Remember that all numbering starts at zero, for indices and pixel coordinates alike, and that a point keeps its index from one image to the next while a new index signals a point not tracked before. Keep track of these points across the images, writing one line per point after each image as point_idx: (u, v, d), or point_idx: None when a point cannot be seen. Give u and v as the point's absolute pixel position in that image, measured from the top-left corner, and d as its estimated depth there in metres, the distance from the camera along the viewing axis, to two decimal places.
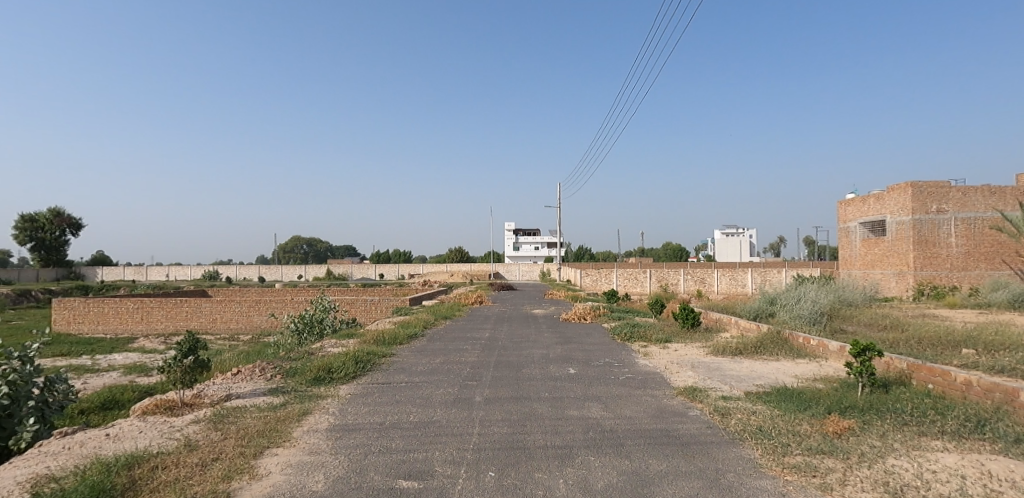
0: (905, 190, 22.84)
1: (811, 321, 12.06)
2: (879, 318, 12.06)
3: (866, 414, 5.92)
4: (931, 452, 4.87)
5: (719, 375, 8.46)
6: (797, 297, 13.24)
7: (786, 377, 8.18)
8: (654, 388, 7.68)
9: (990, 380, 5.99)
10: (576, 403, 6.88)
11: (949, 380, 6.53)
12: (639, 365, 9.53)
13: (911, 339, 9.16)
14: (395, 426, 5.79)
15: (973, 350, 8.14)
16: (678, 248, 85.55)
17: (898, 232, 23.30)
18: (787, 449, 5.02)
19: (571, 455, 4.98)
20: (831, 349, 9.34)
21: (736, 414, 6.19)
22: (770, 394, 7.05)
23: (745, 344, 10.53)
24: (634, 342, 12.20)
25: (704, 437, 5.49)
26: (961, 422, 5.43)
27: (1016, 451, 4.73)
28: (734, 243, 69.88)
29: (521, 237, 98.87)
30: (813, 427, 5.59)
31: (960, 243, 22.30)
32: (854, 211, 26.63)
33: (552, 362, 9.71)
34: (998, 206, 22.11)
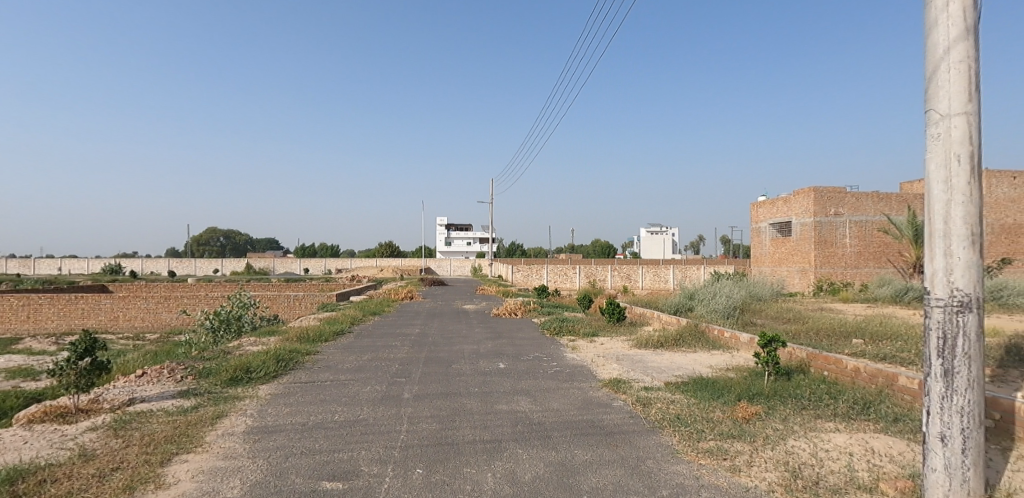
0: (808, 194, 24.69)
1: (725, 315, 12.87)
2: (784, 312, 12.98)
3: (771, 400, 6.41)
4: (824, 433, 5.35)
5: (641, 367, 8.86)
6: (713, 293, 14.09)
7: (702, 368, 8.71)
8: (581, 381, 7.90)
9: (875, 366, 6.60)
10: (506, 397, 6.98)
11: (842, 368, 7.16)
12: (567, 358, 9.76)
13: (810, 331, 9.98)
14: (319, 426, 5.66)
15: (862, 339, 8.99)
16: (606, 245, 88.05)
17: (802, 232, 25.17)
18: (701, 435, 5.36)
19: (499, 448, 5.07)
20: (743, 341, 10.02)
21: (656, 404, 6.52)
22: (688, 384, 7.46)
23: (666, 337, 11.06)
24: (563, 336, 12.50)
25: (627, 427, 5.75)
26: (850, 405, 6.00)
27: (894, 429, 5.30)
28: (658, 241, 73.68)
29: (454, 232, 98.90)
30: (725, 414, 5.99)
31: (854, 243, 24.40)
32: (765, 212, 28.33)
33: (483, 357, 9.77)
34: (885, 210, 24.43)
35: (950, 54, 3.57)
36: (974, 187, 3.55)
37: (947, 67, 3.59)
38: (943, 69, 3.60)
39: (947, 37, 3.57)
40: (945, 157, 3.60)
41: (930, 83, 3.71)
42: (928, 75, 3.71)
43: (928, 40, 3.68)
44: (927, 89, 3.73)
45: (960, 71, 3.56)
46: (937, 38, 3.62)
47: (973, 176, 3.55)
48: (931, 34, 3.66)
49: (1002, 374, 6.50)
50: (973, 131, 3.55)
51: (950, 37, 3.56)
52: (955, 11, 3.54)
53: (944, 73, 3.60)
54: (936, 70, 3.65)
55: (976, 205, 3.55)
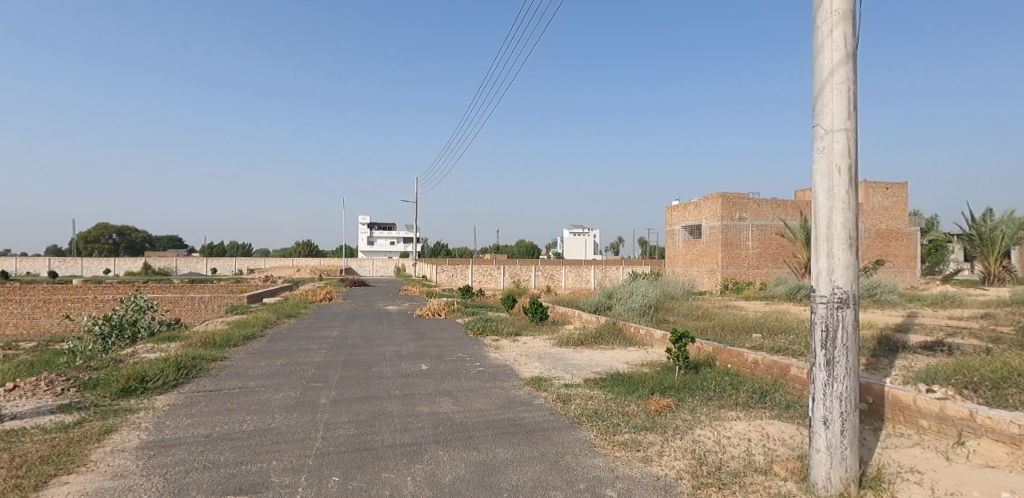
0: (716, 200, 26.29)
1: (640, 313, 13.46)
2: (693, 309, 13.77)
3: (680, 392, 6.78)
4: (727, 421, 5.74)
5: (562, 365, 9.09)
6: (630, 292, 14.71)
7: (619, 364, 9.06)
8: (503, 380, 7.99)
9: (771, 358, 7.16)
10: (427, 398, 6.93)
11: (743, 360, 7.71)
12: (489, 358, 9.84)
13: (716, 327, 10.65)
14: (225, 437, 5.37)
15: (761, 334, 9.72)
16: (530, 245, 89.25)
17: (710, 235, 26.75)
18: (617, 428, 5.59)
19: (419, 451, 5.05)
20: (656, 337, 10.55)
21: (575, 400, 6.72)
22: (605, 379, 7.75)
23: (586, 335, 11.40)
24: (486, 336, 12.57)
25: (547, 423, 5.89)
26: (750, 394, 6.48)
27: (786, 415, 5.79)
28: (580, 242, 75.72)
29: (376, 231, 96.67)
30: (639, 407, 6.28)
31: (755, 245, 26.27)
32: (677, 215, 29.81)
33: (404, 359, 9.64)
34: (782, 216, 26.50)
35: (833, 76, 3.95)
36: (852, 195, 3.95)
37: (831, 88, 3.97)
38: (827, 89, 3.98)
39: (831, 61, 3.95)
40: (828, 168, 3.98)
41: (817, 101, 4.08)
42: (816, 94, 4.09)
43: (816, 62, 4.06)
44: (814, 107, 4.11)
45: (841, 92, 3.95)
46: (823, 61, 4.00)
47: (851, 186, 3.95)
48: (818, 57, 4.04)
49: (876, 362, 7.27)
50: (852, 146, 3.95)
51: (834, 61, 3.95)
52: (838, 37, 3.93)
53: (829, 92, 3.98)
54: (822, 89, 4.03)
55: (854, 212, 3.96)
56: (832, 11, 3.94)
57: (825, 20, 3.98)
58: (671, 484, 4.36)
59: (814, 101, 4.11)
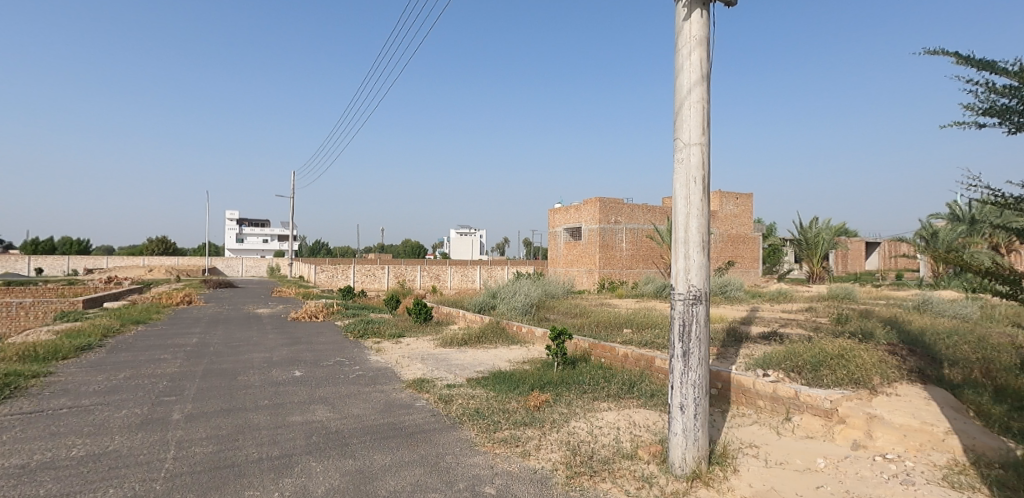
0: (595, 204, 27.65)
1: (523, 311, 13.77)
2: (572, 307, 14.37)
3: (558, 387, 7.02)
4: (599, 412, 6.04)
5: (445, 365, 9.02)
6: (514, 291, 15.00)
7: (501, 362, 9.20)
8: (383, 384, 7.76)
9: (639, 351, 7.66)
10: (299, 407, 6.53)
11: (615, 354, 8.16)
12: (370, 361, 9.51)
13: (592, 324, 11.19)
14: (49, 466, 4.65)
15: (631, 329, 10.38)
16: (415, 245, 87.98)
17: (589, 237, 28.10)
18: (497, 426, 5.64)
19: (289, 464, 4.73)
20: (537, 334, 10.85)
21: (457, 400, 6.70)
22: (487, 378, 7.80)
23: (469, 335, 11.43)
24: (367, 339, 12.14)
25: (427, 425, 5.81)
26: (620, 386, 6.88)
27: (651, 403, 6.22)
28: (467, 242, 76.16)
29: (247, 228, 89.77)
30: (519, 404, 6.40)
31: (629, 247, 28.07)
32: (560, 218, 30.94)
33: (274, 366, 9.01)
34: (652, 220, 28.55)
35: (690, 94, 4.31)
36: (705, 203, 4.33)
37: (689, 105, 4.32)
38: (685, 106, 4.34)
39: (689, 81, 4.31)
40: (686, 179, 4.33)
41: (677, 117, 4.42)
42: (676, 110, 4.43)
43: (677, 82, 4.40)
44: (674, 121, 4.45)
45: (697, 109, 4.31)
46: (682, 81, 4.35)
47: (705, 195, 4.33)
48: (678, 77, 4.39)
49: (725, 352, 8.07)
50: (705, 158, 4.33)
51: (691, 81, 4.31)
52: (696, 60, 4.29)
53: (687, 110, 4.34)
54: (681, 106, 4.38)
55: (706, 218, 4.34)
56: (691, 36, 4.30)
57: (684, 43, 4.33)
58: (547, 476, 4.49)
59: (674, 116, 4.45)
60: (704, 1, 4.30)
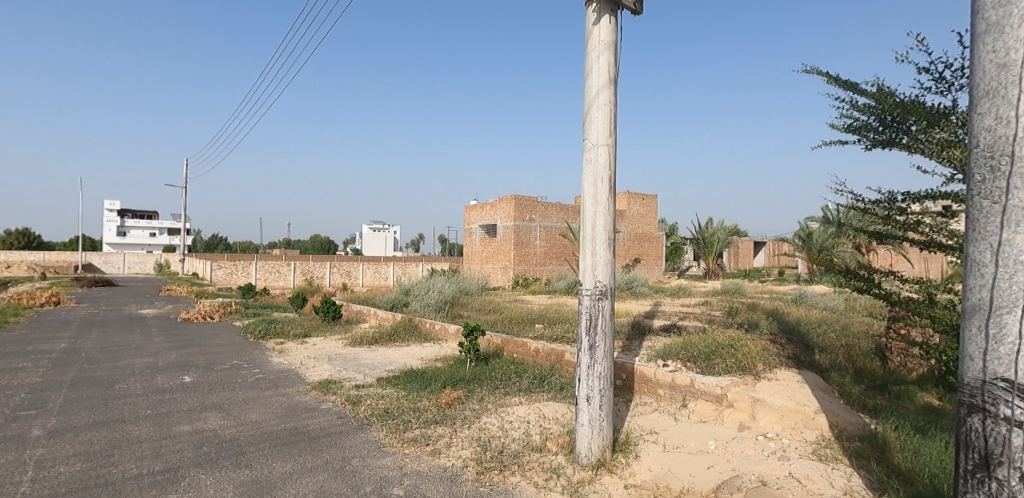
0: (510, 202, 27.87)
1: (436, 308, 13.63)
2: (486, 304, 14.42)
3: (470, 384, 7.00)
4: (511, 407, 6.10)
5: (353, 365, 8.73)
6: (427, 289, 14.80)
7: (413, 360, 9.04)
8: (285, 387, 7.37)
9: (550, 346, 7.82)
10: (189, 416, 6.05)
11: (527, 350, 8.28)
12: (271, 364, 9.00)
13: (505, 320, 11.29)
14: None
15: (543, 325, 10.58)
16: (324, 241, 84.54)
17: (504, 234, 28.30)
18: (407, 425, 5.53)
19: (174, 478, 4.37)
20: (450, 332, 10.78)
21: (365, 401, 6.49)
22: (398, 377, 7.63)
23: (381, 333, 11.14)
24: (269, 340, 11.49)
25: (333, 429, 5.59)
26: (532, 380, 6.99)
27: (561, 396, 6.38)
28: (380, 238, 74.38)
29: (133, 221, 82.08)
30: (430, 402, 6.31)
31: (542, 245, 28.62)
32: (475, 215, 30.92)
33: (160, 372, 8.28)
34: (565, 219, 29.28)
35: (599, 96, 4.44)
36: (611, 203, 4.48)
37: (597, 107, 4.45)
38: (595, 107, 4.45)
39: (598, 83, 4.43)
40: (594, 178, 4.46)
41: (586, 118, 4.53)
42: (585, 111, 4.54)
43: (586, 83, 4.51)
44: (583, 122, 4.56)
45: (604, 112, 4.45)
46: (591, 82, 4.47)
47: (611, 195, 4.48)
48: (588, 78, 4.50)
49: (630, 344, 8.44)
50: (612, 159, 4.48)
51: (600, 83, 4.44)
52: (604, 64, 4.43)
53: (595, 111, 4.46)
54: (590, 107, 4.49)
55: (612, 217, 4.49)
56: (600, 40, 4.42)
57: (594, 47, 4.45)
58: (457, 473, 4.46)
59: (583, 117, 4.56)
60: (613, 7, 4.45)
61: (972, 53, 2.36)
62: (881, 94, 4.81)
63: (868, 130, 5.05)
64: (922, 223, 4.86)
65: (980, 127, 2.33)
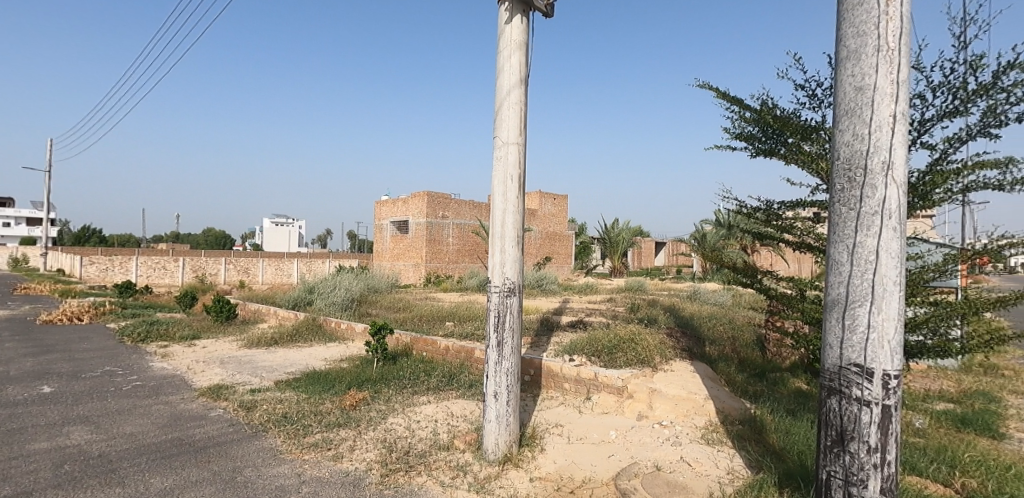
0: (423, 198, 27.47)
1: (343, 307, 13.17)
2: (395, 302, 14.13)
3: (376, 384, 6.83)
4: (418, 406, 6.02)
5: (249, 368, 8.22)
6: (332, 286, 14.24)
7: (316, 361, 8.68)
8: (169, 394, 6.79)
9: (459, 343, 7.81)
10: (51, 431, 5.41)
11: (436, 348, 8.21)
12: (153, 369, 8.27)
13: (415, 318, 11.12)
14: None
15: (453, 322, 10.55)
16: (220, 235, 78.95)
17: (416, 231, 27.85)
18: (307, 430, 5.29)
19: None
20: (357, 331, 10.46)
21: (261, 406, 6.13)
22: (299, 379, 7.28)
23: (281, 333, 10.58)
24: (152, 343, 10.54)
25: (223, 437, 5.23)
26: (440, 378, 6.94)
27: (469, 393, 6.39)
28: (282, 233, 70.63)
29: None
30: (333, 404, 6.08)
31: (455, 242, 28.49)
32: (386, 210, 30.20)
33: (16, 382, 7.33)
34: (478, 216, 29.33)
35: (510, 95, 4.48)
36: (521, 201, 4.54)
37: (508, 105, 4.48)
38: (505, 106, 4.49)
39: (509, 82, 4.47)
40: (504, 176, 4.49)
41: (497, 116, 4.56)
42: (496, 109, 4.56)
43: (498, 81, 4.53)
44: (494, 120, 4.57)
45: (516, 110, 4.49)
46: (503, 81, 4.50)
47: (521, 193, 4.54)
48: (499, 76, 4.52)
49: (538, 340, 8.61)
50: (522, 158, 4.53)
51: (511, 82, 4.48)
52: (515, 63, 4.47)
53: (506, 109, 4.49)
54: (501, 105, 4.52)
55: (522, 215, 4.55)
56: (512, 39, 4.46)
57: (506, 46, 4.48)
58: (360, 477, 4.33)
59: (494, 115, 4.58)
60: (525, 8, 4.50)
61: (834, 76, 2.64)
62: (762, 108, 5.25)
63: (753, 140, 5.49)
64: (795, 226, 5.36)
65: (841, 141, 2.61)
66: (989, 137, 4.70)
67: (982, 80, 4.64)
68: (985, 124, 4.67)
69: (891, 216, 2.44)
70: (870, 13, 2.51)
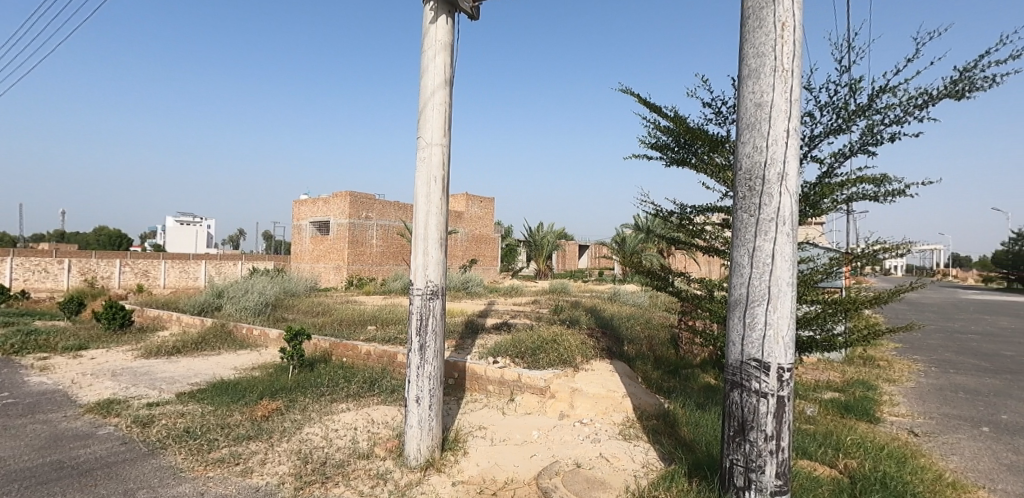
0: (345, 198, 26.61)
1: (256, 312, 12.50)
2: (314, 306, 13.58)
3: (291, 393, 6.52)
4: (336, 414, 5.81)
5: (147, 380, 7.60)
6: (244, 290, 13.46)
7: (225, 370, 8.16)
8: (48, 412, 6.13)
9: (381, 347, 7.63)
10: None
11: (357, 353, 7.97)
12: (31, 384, 7.44)
13: (336, 322, 10.75)
14: None
15: (375, 326, 10.29)
16: (117, 235, 72.63)
17: (337, 232, 26.91)
18: (213, 444, 4.96)
19: None
20: (272, 337, 9.96)
21: (160, 421, 5.68)
22: (205, 390, 6.82)
23: (185, 341, 9.86)
24: (30, 355, 9.48)
25: (114, 457, 4.79)
26: (361, 384, 6.73)
27: (390, 399, 6.24)
28: (190, 232, 66.01)
29: None
30: (243, 416, 5.74)
31: (379, 243, 27.82)
32: (305, 210, 29.01)
33: None
34: (403, 217, 28.82)
35: (434, 96, 4.42)
36: (444, 203, 4.49)
37: (432, 106, 4.42)
38: (429, 106, 4.42)
39: (433, 83, 4.41)
40: (427, 177, 4.42)
41: (420, 116, 4.48)
42: (420, 109, 4.48)
43: (421, 81, 4.46)
44: (418, 120, 4.49)
45: (440, 111, 4.44)
46: (427, 81, 4.43)
47: (444, 195, 4.49)
48: (423, 76, 4.45)
49: (462, 343, 8.57)
50: (446, 159, 4.48)
51: (435, 83, 4.42)
52: (440, 64, 4.42)
53: (430, 110, 4.43)
54: (425, 106, 4.45)
55: (445, 217, 4.50)
56: (437, 40, 4.41)
57: (430, 46, 4.42)
58: (272, 492, 4.11)
59: (418, 115, 4.50)
60: (450, 8, 4.46)
61: (738, 92, 2.81)
62: (676, 119, 5.49)
63: (667, 149, 5.74)
64: (705, 231, 5.66)
65: (743, 153, 2.77)
66: (867, 153, 5.18)
67: (860, 101, 5.12)
68: (864, 142, 5.14)
69: (785, 222, 2.63)
70: (769, 36, 2.68)
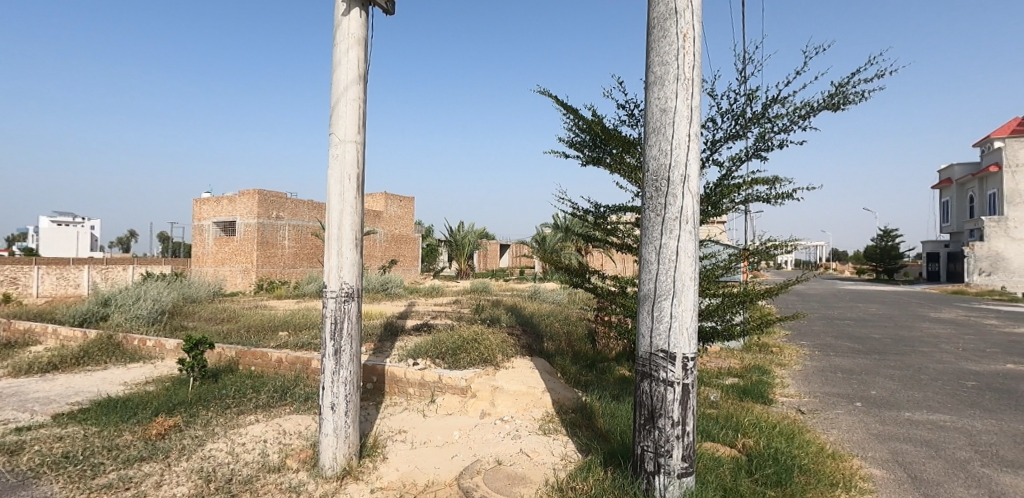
0: (253, 196, 25.14)
1: (150, 321, 11.51)
2: (217, 312, 12.71)
3: (191, 407, 6.05)
4: (243, 427, 5.45)
5: (16, 402, 6.75)
6: (136, 297, 12.35)
7: (113, 387, 7.44)
8: None
9: (294, 354, 7.26)
10: None
11: (267, 360, 7.54)
12: None
13: (242, 329, 10.11)
14: None
15: (287, 331, 9.79)
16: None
17: (245, 232, 25.37)
18: (98, 469, 4.49)
19: None
20: (169, 347, 9.21)
21: (32, 447, 5.08)
22: (88, 410, 6.17)
23: (65, 356, 8.89)
24: None
25: None
26: (271, 393, 6.36)
27: (303, 408, 5.95)
28: (71, 235, 59.72)
29: None
30: (134, 436, 5.25)
31: (290, 244, 26.54)
32: (208, 210, 27.11)
33: None
34: (317, 217, 27.67)
35: (348, 91, 4.24)
36: (359, 203, 4.32)
37: (345, 101, 4.24)
38: (343, 102, 4.24)
39: (347, 78, 4.23)
40: (340, 176, 4.24)
41: (333, 112, 4.28)
42: (332, 105, 4.29)
43: (333, 76, 4.27)
44: (331, 116, 4.30)
45: (354, 107, 4.26)
46: (339, 76, 4.24)
47: (359, 195, 4.32)
48: (335, 71, 4.26)
49: (381, 346, 8.34)
50: (360, 157, 4.32)
51: (349, 78, 4.24)
52: (353, 58, 4.25)
53: (344, 106, 4.25)
54: (338, 101, 4.26)
55: (360, 217, 4.33)
56: (349, 33, 4.24)
57: (343, 40, 4.24)
58: None
59: (330, 111, 4.30)
60: (364, 2, 4.29)
61: (645, 97, 2.90)
62: (592, 119, 5.62)
63: (584, 147, 5.87)
64: (619, 229, 5.86)
65: (650, 155, 2.88)
66: (760, 158, 5.55)
67: (755, 110, 5.48)
68: (757, 147, 5.51)
69: (688, 221, 2.75)
70: (673, 44, 2.79)
